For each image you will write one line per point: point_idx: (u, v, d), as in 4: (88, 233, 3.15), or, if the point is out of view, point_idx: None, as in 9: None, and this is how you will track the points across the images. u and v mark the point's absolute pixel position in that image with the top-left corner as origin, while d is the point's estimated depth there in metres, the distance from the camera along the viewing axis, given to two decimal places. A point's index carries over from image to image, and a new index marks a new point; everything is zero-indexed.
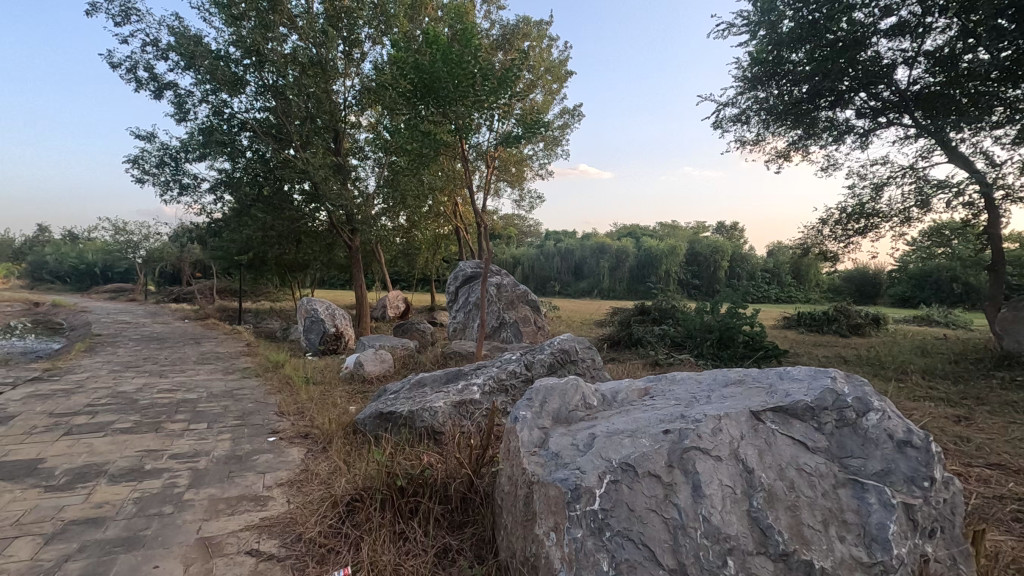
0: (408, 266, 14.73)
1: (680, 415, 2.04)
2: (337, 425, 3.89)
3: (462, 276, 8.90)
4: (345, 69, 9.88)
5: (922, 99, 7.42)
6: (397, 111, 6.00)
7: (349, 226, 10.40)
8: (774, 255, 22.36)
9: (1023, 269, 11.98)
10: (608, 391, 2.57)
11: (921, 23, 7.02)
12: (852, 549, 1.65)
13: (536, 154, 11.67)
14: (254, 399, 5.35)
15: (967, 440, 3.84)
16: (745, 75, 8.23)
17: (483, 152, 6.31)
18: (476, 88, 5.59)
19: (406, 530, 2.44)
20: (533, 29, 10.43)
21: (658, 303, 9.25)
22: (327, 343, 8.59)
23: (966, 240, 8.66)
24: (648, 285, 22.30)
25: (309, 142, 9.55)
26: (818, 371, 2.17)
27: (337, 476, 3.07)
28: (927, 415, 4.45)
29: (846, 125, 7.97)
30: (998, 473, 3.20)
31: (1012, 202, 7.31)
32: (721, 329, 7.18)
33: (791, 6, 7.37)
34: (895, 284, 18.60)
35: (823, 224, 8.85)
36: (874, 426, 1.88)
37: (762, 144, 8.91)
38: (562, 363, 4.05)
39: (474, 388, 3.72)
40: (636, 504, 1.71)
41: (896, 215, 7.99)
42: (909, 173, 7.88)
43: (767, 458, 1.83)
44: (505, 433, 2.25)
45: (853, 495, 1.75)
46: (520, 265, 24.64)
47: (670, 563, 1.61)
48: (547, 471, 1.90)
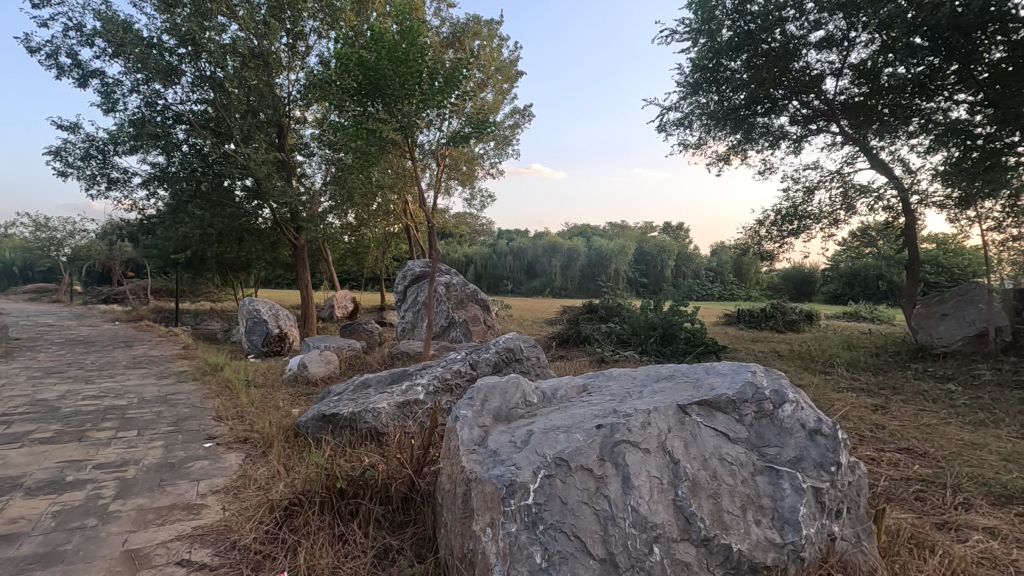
0: (357, 265, 14.44)
1: (613, 410, 2.12)
2: (278, 429, 3.79)
3: (411, 275, 8.79)
4: (289, 63, 9.61)
5: (847, 108, 7.90)
6: (342, 107, 5.86)
7: (293, 224, 10.10)
8: (717, 255, 23.23)
9: (938, 268, 12.97)
10: (548, 388, 2.63)
11: (845, 37, 7.50)
12: (767, 531, 1.78)
13: (487, 154, 11.64)
14: (189, 404, 5.13)
15: (882, 427, 4.14)
16: (687, 81, 8.48)
17: (432, 150, 6.27)
18: (423, 86, 5.56)
19: (346, 533, 2.43)
20: (483, 29, 10.34)
21: (605, 302, 9.46)
22: (270, 344, 8.34)
23: (888, 240, 9.28)
24: (598, 284, 22.72)
25: (251, 137, 9.22)
26: (740, 365, 2.30)
27: (276, 480, 3.00)
28: (848, 404, 4.77)
29: (781, 131, 8.39)
30: (906, 456, 3.48)
31: (927, 206, 7.91)
32: (664, 326, 7.47)
33: (729, 16, 7.68)
34: (827, 283, 19.72)
35: (759, 224, 9.25)
36: (789, 416, 2.03)
37: (703, 148, 9.26)
38: (507, 362, 4.10)
39: (419, 388, 3.72)
40: (569, 497, 1.77)
41: (826, 217, 8.53)
42: (837, 178, 8.39)
43: (692, 449, 1.92)
44: (445, 432, 2.26)
45: (769, 481, 1.88)
46: (472, 263, 24.43)
47: (599, 553, 1.68)
48: (483, 468, 1.92)
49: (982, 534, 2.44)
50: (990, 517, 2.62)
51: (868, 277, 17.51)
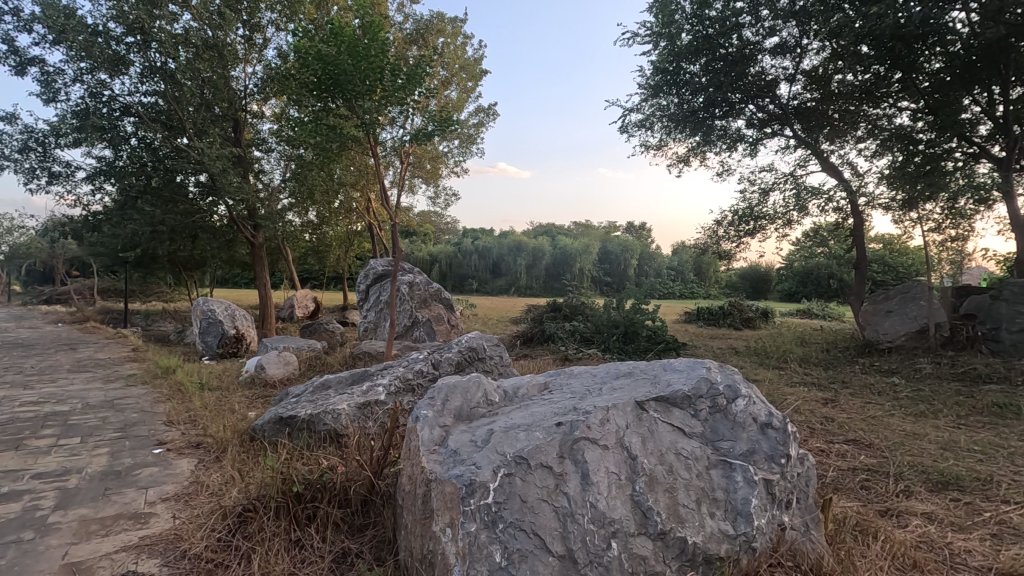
0: (318, 264, 14.14)
1: (572, 408, 2.14)
2: (233, 433, 3.68)
3: (373, 274, 8.64)
4: (246, 55, 9.31)
5: (800, 112, 7.99)
6: (301, 103, 5.71)
7: (250, 221, 9.79)
8: (678, 254, 23.73)
9: (885, 267, 13.59)
10: (509, 387, 2.63)
11: (799, 44, 7.75)
12: (720, 523, 1.84)
13: (452, 152, 11.54)
14: (138, 409, 4.91)
15: (831, 419, 4.31)
16: (648, 83, 8.62)
17: (396, 148, 6.18)
18: (385, 82, 5.47)
19: (303, 538, 2.37)
20: (447, 26, 10.24)
21: (569, 300, 9.54)
22: (226, 345, 8.07)
23: (838, 240, 9.65)
24: (563, 283, 22.90)
25: (205, 132, 8.90)
26: (695, 361, 2.36)
27: (229, 486, 2.91)
28: (800, 398, 4.95)
29: (738, 133, 8.54)
30: (852, 447, 3.63)
31: (873, 208, 8.28)
32: (626, 324, 7.62)
33: (688, 21, 7.88)
34: (782, 281, 20.41)
35: (717, 224, 9.49)
36: (741, 410, 2.09)
37: (665, 149, 9.42)
38: (469, 361, 4.09)
39: (379, 388, 3.67)
40: (528, 496, 1.77)
41: (780, 218, 8.84)
42: (790, 180, 8.70)
43: (649, 444, 1.95)
44: (406, 433, 2.24)
45: (722, 475, 1.93)
46: (437, 262, 24.19)
47: (558, 550, 1.69)
48: (443, 468, 1.90)
49: (920, 519, 2.57)
50: (929, 503, 2.77)
51: (820, 275, 18.27)
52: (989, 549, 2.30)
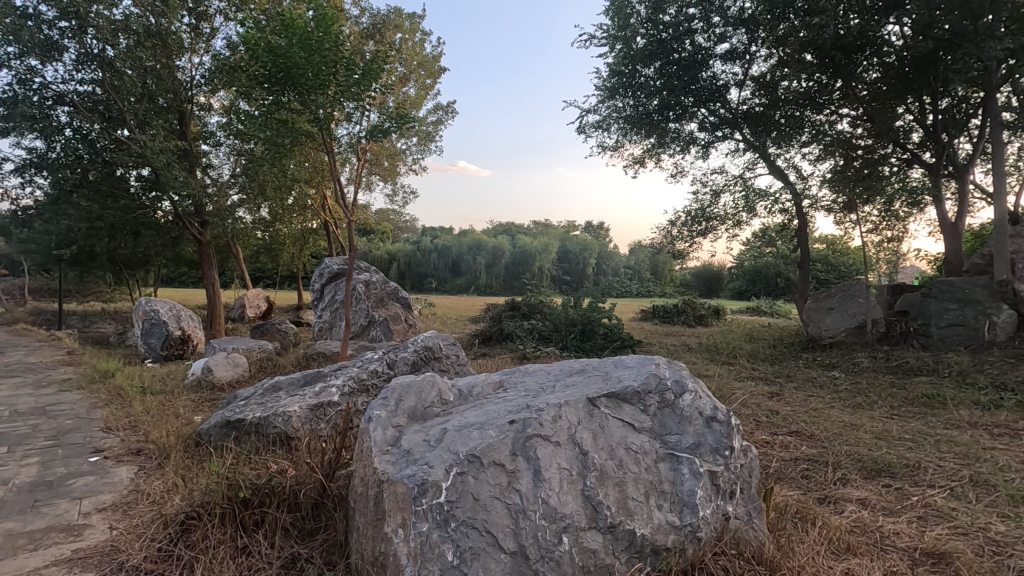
0: (271, 262, 13.71)
1: (525, 405, 2.15)
2: (176, 439, 3.52)
3: (327, 273, 8.43)
4: (192, 44, 8.92)
5: (749, 117, 8.21)
6: (251, 96, 5.51)
7: (197, 218, 9.40)
8: (635, 254, 24.22)
9: (827, 267, 14.27)
10: (464, 386, 2.62)
11: (747, 51, 8.01)
12: (667, 515, 1.89)
13: (410, 149, 11.38)
14: (72, 416, 4.63)
15: (776, 412, 4.49)
16: (605, 85, 8.74)
17: (353, 144, 6.04)
18: (338, 77, 5.33)
19: (250, 544, 2.30)
20: (405, 22, 10.06)
21: (527, 299, 9.59)
22: (171, 347, 7.72)
23: (785, 240, 10.05)
24: (523, 282, 22.98)
25: (148, 123, 8.49)
26: (645, 358, 2.41)
27: (172, 493, 2.79)
28: (747, 392, 5.14)
29: (690, 136, 8.71)
30: (794, 439, 3.80)
31: (816, 210, 8.68)
32: (583, 322, 7.75)
33: (642, 25, 8.07)
34: (733, 280, 21.15)
35: (671, 224, 9.72)
36: (688, 405, 2.16)
37: (621, 150, 9.59)
38: (425, 361, 4.05)
39: (332, 389, 3.59)
40: (480, 494, 1.77)
41: (730, 219, 9.17)
42: (739, 182, 9.03)
43: (600, 440, 1.99)
44: (358, 434, 2.20)
45: (670, 468, 1.99)
46: (396, 260, 23.77)
47: (510, 546, 1.70)
48: (396, 469, 1.88)
49: (855, 505, 2.72)
50: (863, 489, 2.93)
51: (769, 274, 19.08)
52: (914, 530, 2.46)
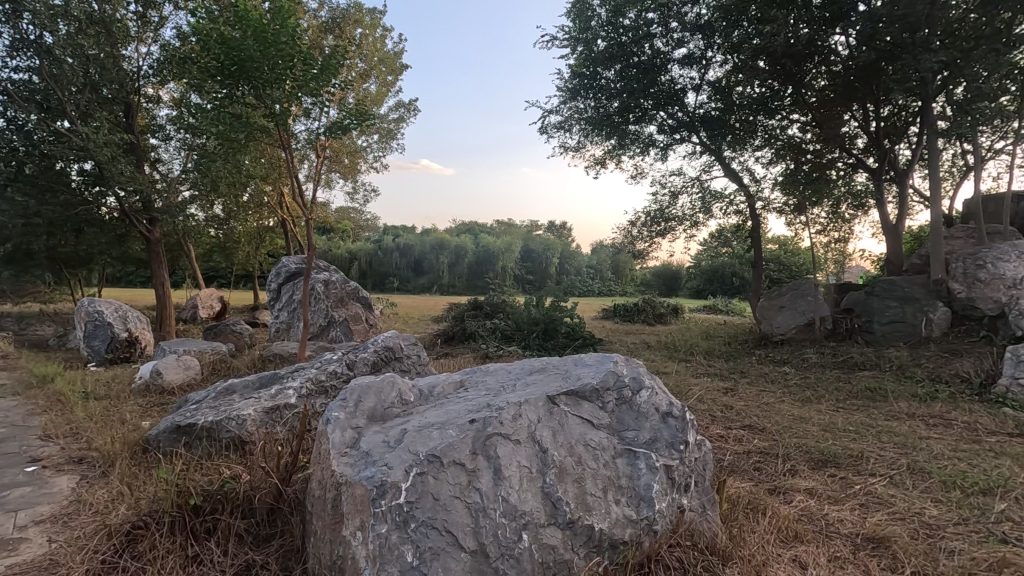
0: (225, 261, 13.26)
1: (486, 404, 2.16)
2: (122, 445, 3.37)
3: (285, 272, 8.22)
4: (139, 33, 8.53)
5: (705, 121, 8.43)
6: (203, 88, 5.32)
7: (145, 214, 8.99)
8: (597, 254, 24.55)
9: (779, 266, 14.83)
10: (425, 386, 2.60)
11: (704, 56, 8.22)
12: (625, 509, 1.93)
13: (371, 146, 11.20)
14: (7, 423, 4.36)
15: (730, 407, 4.64)
16: (567, 86, 8.84)
17: (312, 140, 5.91)
18: (296, 71, 5.18)
19: (201, 553, 2.22)
20: (366, 17, 9.85)
21: (490, 299, 9.58)
22: (117, 350, 7.37)
23: (740, 240, 10.38)
24: (486, 281, 22.96)
25: (91, 114, 8.07)
26: (604, 356, 2.46)
27: (117, 503, 2.67)
28: (703, 388, 5.29)
29: (650, 138, 8.88)
30: (747, 432, 3.94)
31: (769, 211, 9.00)
32: (546, 322, 7.81)
33: (603, 28, 8.22)
34: (691, 279, 21.72)
35: (631, 225, 9.90)
36: (645, 401, 2.21)
37: (583, 151, 9.72)
38: (385, 361, 4.01)
39: (290, 392, 3.51)
40: (441, 493, 1.77)
41: (687, 220, 9.41)
42: (696, 184, 9.28)
43: (559, 437, 2.01)
44: (316, 436, 2.16)
45: (627, 463, 2.03)
46: (357, 259, 23.32)
47: (471, 545, 1.70)
48: (354, 470, 1.86)
49: (802, 494, 2.84)
50: (811, 479, 3.06)
51: (725, 273, 19.67)
52: (857, 517, 2.58)
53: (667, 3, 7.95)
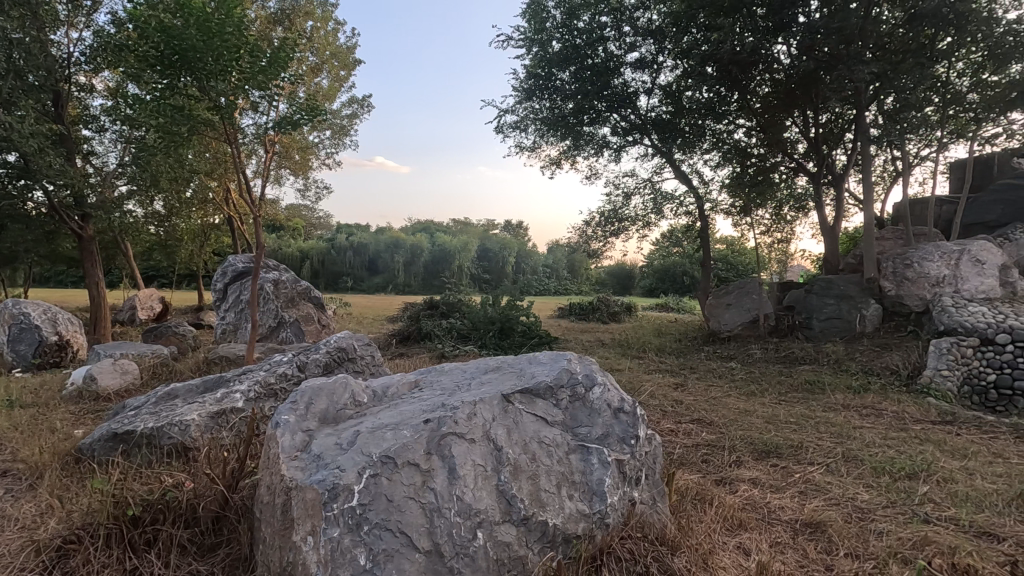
0: (166, 260, 12.63)
1: (441, 404, 2.16)
2: (52, 455, 3.16)
3: (231, 271, 7.91)
4: (70, 17, 8.02)
5: (657, 124, 8.65)
6: (141, 78, 5.05)
7: (77, 210, 8.46)
8: (553, 253, 24.79)
9: (727, 266, 15.40)
10: (379, 387, 2.57)
11: (655, 61, 8.43)
12: (578, 504, 1.97)
13: (323, 143, 10.90)
14: None
15: (680, 402, 4.79)
16: (523, 86, 8.90)
17: (261, 135, 5.70)
18: (243, 63, 4.97)
19: (141, 566, 2.12)
20: (318, 9, 9.45)
21: (446, 298, 9.52)
22: (45, 355, 6.91)
23: (690, 240, 10.72)
24: (443, 281, 22.79)
25: (15, 103, 7.52)
26: (558, 354, 2.50)
27: (46, 517, 2.50)
28: (654, 384, 5.44)
29: (603, 140, 9.03)
30: (696, 426, 4.07)
31: (716, 213, 9.33)
32: (502, 321, 7.84)
33: (558, 30, 8.34)
34: (644, 278, 22.24)
35: (586, 225, 10.05)
36: (598, 398, 2.26)
37: (538, 151, 9.80)
38: (338, 362, 3.93)
39: (236, 395, 3.39)
40: (395, 495, 1.75)
41: (639, 220, 9.65)
42: (648, 185, 9.52)
43: (514, 435, 2.03)
44: (264, 440, 2.09)
45: (580, 458, 2.07)
46: (309, 258, 22.67)
47: (425, 545, 1.70)
48: (305, 474, 1.82)
49: (747, 484, 2.97)
50: (754, 470, 3.20)
51: (676, 272, 20.27)
52: (796, 504, 2.72)
53: (620, 7, 8.13)
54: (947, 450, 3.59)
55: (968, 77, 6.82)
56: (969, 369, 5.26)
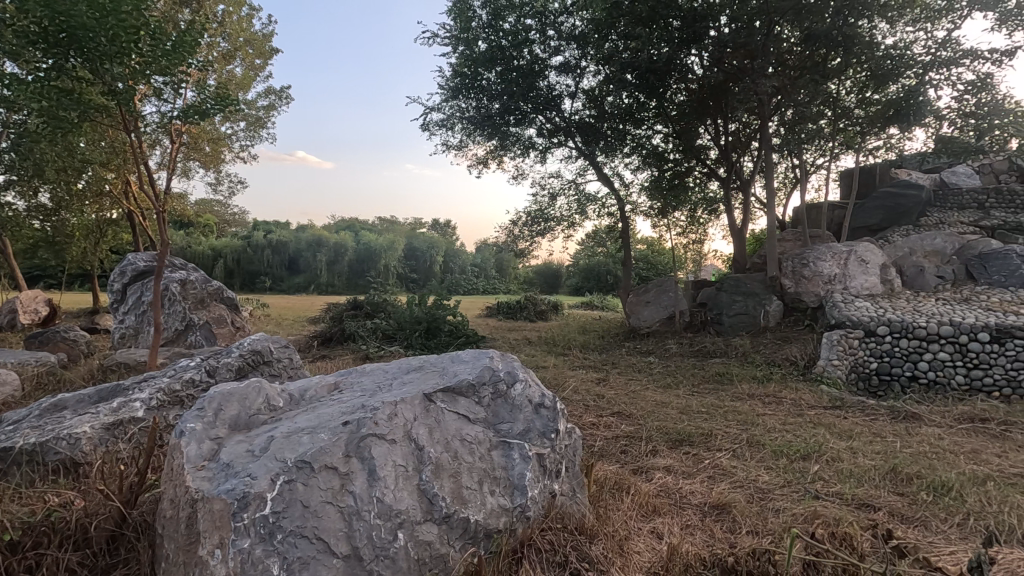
0: (54, 258, 11.44)
1: (361, 405, 2.11)
2: None
3: (131, 270, 7.31)
4: None
5: (581, 127, 8.88)
6: (20, 56, 4.53)
7: None
8: (481, 253, 24.85)
9: (646, 266, 16.12)
10: (296, 390, 2.48)
11: (579, 65, 8.65)
12: (499, 499, 2.00)
13: (237, 135, 10.26)
14: None
15: (602, 396, 4.97)
16: (449, 84, 8.89)
17: (165, 124, 5.28)
18: (143, 46, 4.57)
19: None
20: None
21: (370, 298, 9.27)
22: None
23: (612, 241, 11.11)
24: (368, 280, 22.19)
25: None
26: (481, 352, 2.52)
27: None
28: (579, 379, 5.60)
29: (529, 141, 9.14)
30: (616, 419, 4.24)
31: (636, 214, 9.74)
32: (428, 321, 7.80)
33: (483, 30, 8.39)
34: (571, 277, 22.78)
35: (513, 224, 10.15)
36: (519, 394, 2.30)
37: (465, 150, 9.78)
38: (253, 366, 3.73)
39: (136, 404, 3.13)
40: (311, 500, 1.70)
41: (565, 220, 9.88)
42: (573, 187, 9.77)
43: (435, 433, 2.03)
44: (167, 450, 1.96)
45: (502, 454, 2.11)
46: (222, 257, 21.30)
47: (343, 550, 1.66)
48: (213, 484, 1.72)
49: (661, 472, 3.13)
50: (668, 458, 3.38)
51: (601, 272, 20.96)
52: (705, 488, 2.91)
53: (544, 12, 8.30)
54: (836, 432, 3.96)
55: (855, 94, 7.58)
56: (855, 359, 5.83)
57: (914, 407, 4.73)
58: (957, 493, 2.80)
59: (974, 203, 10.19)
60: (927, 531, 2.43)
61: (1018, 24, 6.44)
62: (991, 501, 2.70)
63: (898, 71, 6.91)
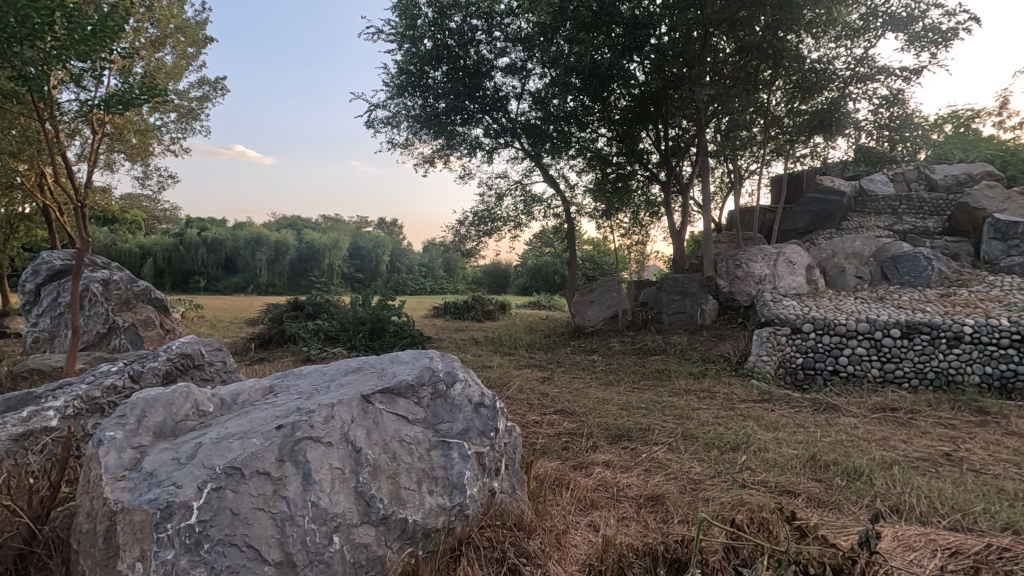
0: None
1: (296, 408, 2.07)
2: None
3: (45, 270, 6.78)
4: None
5: (526, 128, 8.98)
6: None
7: None
8: (428, 252, 24.63)
9: (592, 266, 16.44)
10: (227, 394, 2.39)
11: (524, 68, 8.74)
12: (438, 499, 2.01)
13: (167, 126, 9.69)
14: None
15: (546, 394, 5.05)
16: (394, 82, 8.79)
17: (85, 113, 4.93)
18: (58, 29, 4.23)
19: None
20: None
21: (312, 298, 9.01)
22: None
23: (558, 241, 11.28)
24: (311, 280, 21.53)
25: None
26: (421, 353, 2.51)
27: None
28: (523, 378, 5.66)
29: (476, 140, 9.13)
30: (558, 416, 4.31)
31: (582, 215, 9.94)
32: (373, 321, 7.67)
33: (430, 29, 8.34)
34: (519, 277, 22.95)
35: (460, 224, 10.11)
36: (458, 393, 2.32)
37: (411, 148, 9.67)
38: (182, 370, 3.56)
39: (50, 413, 2.92)
40: (241, 507, 1.65)
41: (512, 220, 9.95)
42: (519, 187, 9.84)
43: (373, 435, 2.01)
44: (83, 461, 1.85)
45: (441, 454, 2.11)
46: (150, 256, 20.02)
47: (275, 556, 1.62)
48: (134, 494, 1.64)
49: (601, 466, 3.22)
50: (607, 453, 3.48)
51: (548, 271, 21.25)
52: (641, 481, 3.01)
53: (491, 13, 8.34)
54: (763, 424, 4.20)
55: (784, 104, 8.00)
56: (783, 354, 6.18)
57: (834, 399, 5.06)
58: (867, 477, 3.03)
59: (888, 209, 11.01)
60: (838, 513, 2.63)
61: (924, 45, 7.01)
62: (895, 483, 2.94)
63: (822, 84, 7.37)
